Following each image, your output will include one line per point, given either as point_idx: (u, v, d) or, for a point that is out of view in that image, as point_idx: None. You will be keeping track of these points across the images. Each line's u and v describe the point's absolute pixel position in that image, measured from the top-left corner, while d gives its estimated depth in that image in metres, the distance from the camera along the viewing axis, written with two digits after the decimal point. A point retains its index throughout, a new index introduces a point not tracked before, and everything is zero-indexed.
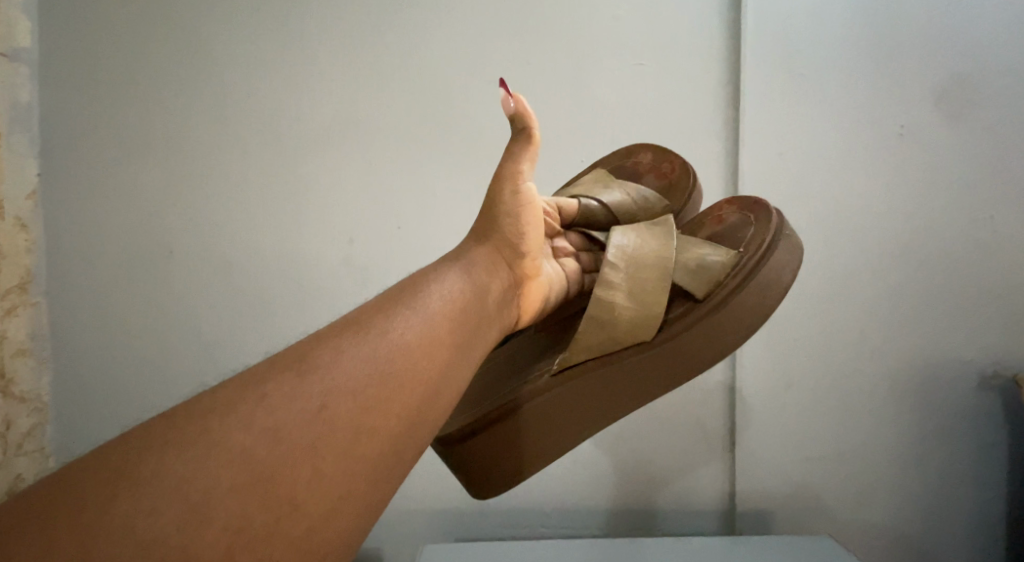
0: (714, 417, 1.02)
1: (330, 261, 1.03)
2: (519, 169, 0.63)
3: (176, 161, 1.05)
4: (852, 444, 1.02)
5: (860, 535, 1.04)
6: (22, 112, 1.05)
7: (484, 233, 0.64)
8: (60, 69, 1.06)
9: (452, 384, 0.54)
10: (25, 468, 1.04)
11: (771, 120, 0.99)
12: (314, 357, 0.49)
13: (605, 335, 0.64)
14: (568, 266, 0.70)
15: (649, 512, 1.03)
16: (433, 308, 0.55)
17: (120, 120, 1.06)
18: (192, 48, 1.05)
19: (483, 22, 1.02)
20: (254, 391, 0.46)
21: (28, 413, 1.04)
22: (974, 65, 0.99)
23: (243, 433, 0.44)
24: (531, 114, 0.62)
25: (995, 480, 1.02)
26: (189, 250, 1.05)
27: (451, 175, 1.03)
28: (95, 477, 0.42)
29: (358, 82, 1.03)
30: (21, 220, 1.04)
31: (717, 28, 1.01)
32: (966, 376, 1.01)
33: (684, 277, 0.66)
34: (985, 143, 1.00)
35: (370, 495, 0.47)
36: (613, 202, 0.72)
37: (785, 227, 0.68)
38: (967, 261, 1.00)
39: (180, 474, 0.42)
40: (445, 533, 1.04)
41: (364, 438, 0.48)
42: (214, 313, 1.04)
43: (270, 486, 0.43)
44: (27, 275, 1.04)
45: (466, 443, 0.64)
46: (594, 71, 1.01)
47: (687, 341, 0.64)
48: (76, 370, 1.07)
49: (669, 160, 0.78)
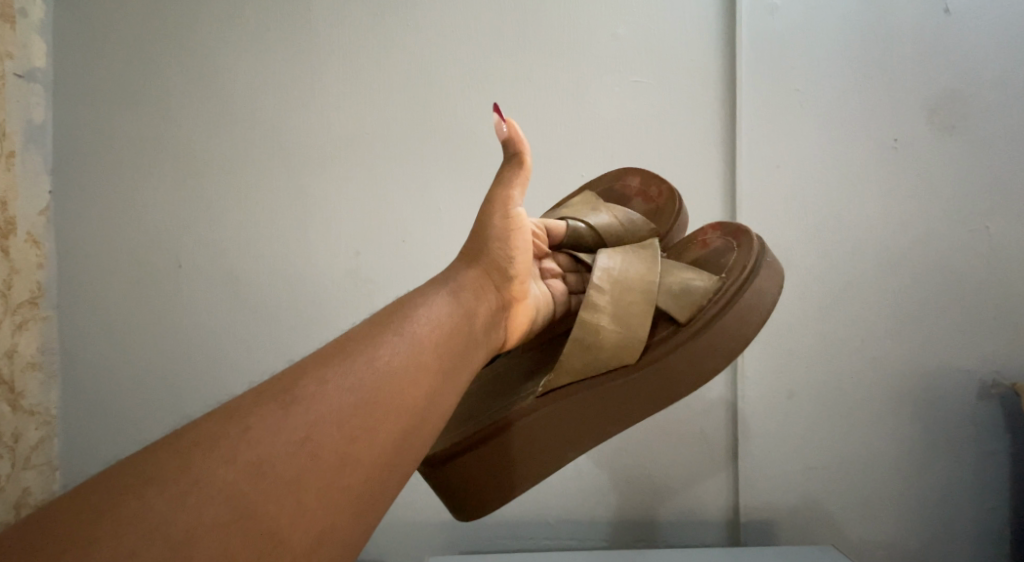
0: (716, 429, 1.03)
1: (332, 274, 1.05)
2: (509, 194, 0.64)
3: (183, 179, 1.08)
4: (854, 456, 1.02)
5: (864, 548, 1.03)
6: (36, 131, 1.08)
7: (474, 257, 0.65)
8: (73, 91, 1.09)
9: (438, 409, 0.56)
10: (32, 482, 1.06)
11: (769, 134, 1.00)
12: (299, 387, 0.50)
13: (589, 358, 0.65)
14: (554, 287, 0.71)
15: (651, 524, 1.04)
16: (419, 334, 0.57)
17: (129, 134, 1.09)
18: (201, 67, 1.07)
19: (484, 39, 1.04)
20: (238, 424, 0.48)
21: (37, 426, 1.07)
22: (973, 77, 0.99)
23: (224, 469, 0.46)
24: (524, 141, 0.64)
25: (998, 489, 1.01)
26: (198, 264, 1.07)
27: (450, 190, 1.04)
28: (76, 518, 0.43)
29: (358, 101, 1.05)
30: (33, 236, 1.06)
31: (714, 46, 1.01)
32: (966, 386, 1.01)
33: (668, 301, 0.67)
34: (983, 155, 0.99)
35: (354, 526, 0.48)
36: (600, 225, 0.73)
37: (768, 253, 0.68)
38: (968, 270, 1.00)
39: (161, 513, 0.43)
40: (446, 545, 1.06)
41: (348, 469, 0.49)
42: (218, 325, 1.06)
43: (253, 522, 0.45)
44: (38, 289, 1.07)
45: (449, 464, 0.65)
46: (593, 86, 1.02)
47: (672, 366, 0.64)
48: (84, 384, 1.09)
49: (656, 185, 0.79)
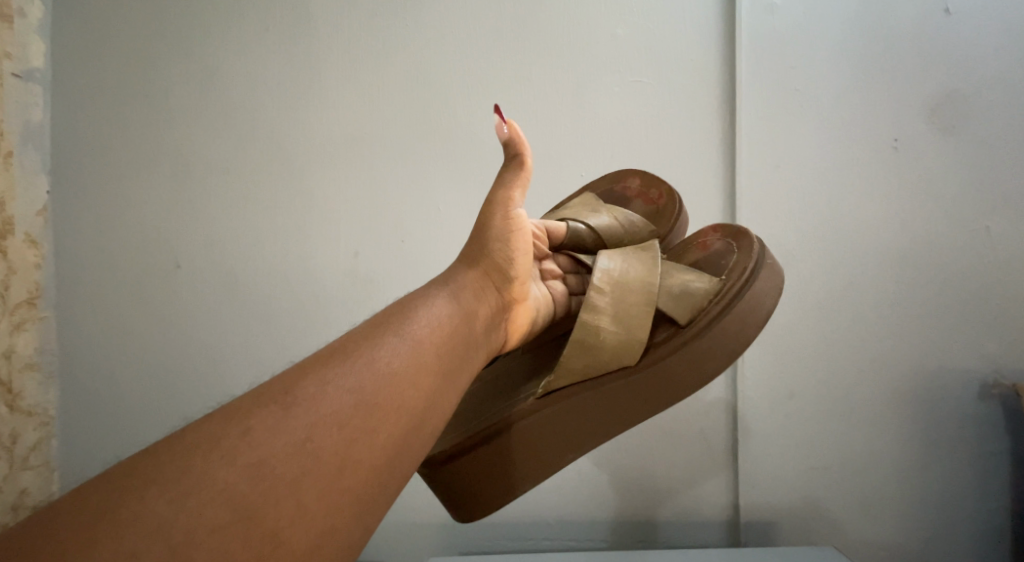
0: (716, 430, 1.03)
1: (332, 273, 1.05)
2: (509, 196, 0.64)
3: (182, 180, 1.07)
4: (854, 456, 1.02)
5: (864, 549, 1.03)
6: (35, 131, 1.08)
7: (474, 258, 0.65)
8: (72, 91, 1.09)
9: (438, 411, 0.56)
10: (30, 483, 1.06)
11: (769, 135, 1.00)
12: (300, 388, 0.50)
13: (589, 359, 0.65)
14: (554, 288, 0.71)
15: (652, 525, 1.04)
16: (420, 335, 0.57)
17: (128, 134, 1.09)
18: (201, 66, 1.07)
19: (484, 38, 1.04)
20: (239, 425, 0.48)
21: (35, 427, 1.07)
22: (972, 77, 0.99)
23: (224, 471, 0.45)
24: (524, 142, 0.65)
25: (998, 490, 1.01)
26: (197, 264, 1.07)
27: (450, 190, 1.04)
28: (76, 520, 0.43)
29: (358, 100, 1.05)
30: (31, 236, 1.06)
31: (714, 46, 1.02)
32: (966, 387, 1.01)
33: (668, 302, 0.67)
34: (983, 155, 1.00)
35: (354, 527, 0.48)
36: (600, 226, 0.73)
37: (768, 255, 0.68)
38: (968, 271, 1.00)
39: (161, 515, 0.43)
40: (446, 546, 1.06)
41: (348, 471, 0.49)
42: (217, 325, 1.06)
43: (253, 524, 0.44)
44: (36, 290, 1.07)
45: (448, 465, 0.65)
46: (594, 87, 1.02)
47: (672, 368, 0.64)
48: (82, 384, 1.09)
49: (656, 187, 0.79)
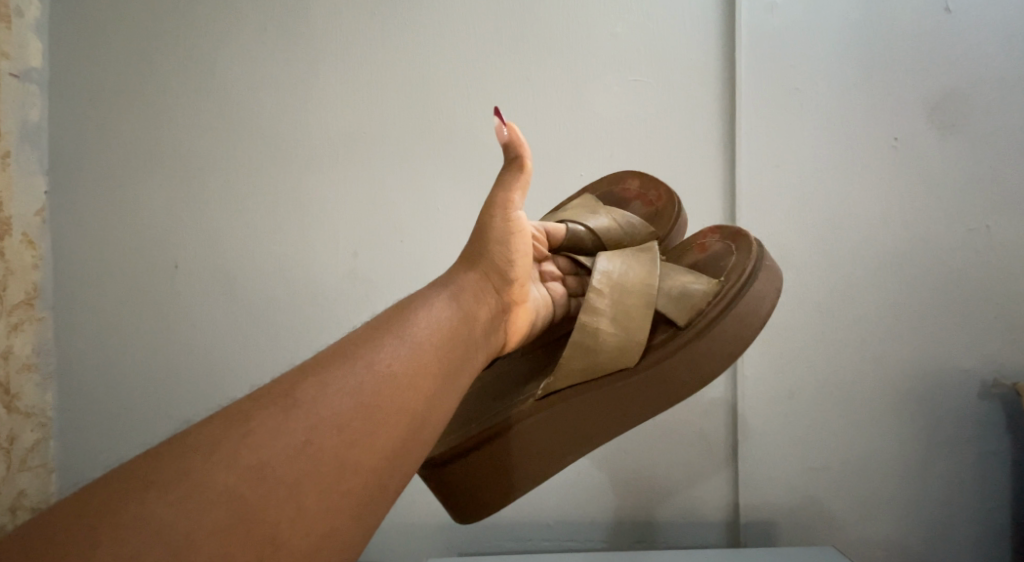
0: (715, 430, 1.03)
1: (332, 273, 1.05)
2: (509, 198, 0.64)
3: (180, 180, 1.07)
4: (854, 456, 1.02)
5: (863, 548, 1.04)
6: (33, 130, 1.08)
7: (473, 260, 0.65)
8: (70, 90, 1.09)
9: (438, 412, 0.56)
10: (28, 484, 1.06)
11: (768, 134, 1.00)
12: (300, 390, 0.50)
13: (589, 362, 0.65)
14: (553, 290, 0.72)
15: (652, 525, 1.04)
16: (420, 337, 0.57)
17: (125, 134, 1.08)
18: (199, 66, 1.07)
19: (483, 38, 1.04)
20: (239, 428, 0.48)
21: (33, 428, 1.06)
22: (972, 76, 1.00)
23: (224, 473, 0.45)
24: (524, 144, 0.64)
25: (998, 489, 1.01)
26: (195, 264, 1.07)
27: (450, 190, 1.04)
28: (77, 522, 0.43)
29: (358, 99, 1.05)
30: (29, 237, 1.06)
31: (714, 45, 1.02)
32: (966, 386, 1.01)
33: (667, 304, 0.67)
34: (983, 154, 1.00)
35: (354, 529, 0.48)
36: (600, 227, 0.73)
37: (766, 257, 0.69)
38: (967, 270, 1.00)
39: (162, 517, 0.43)
40: (447, 546, 1.06)
41: (348, 473, 0.49)
42: (216, 326, 1.06)
43: (253, 526, 0.44)
44: (33, 290, 1.06)
45: (448, 466, 0.65)
46: (593, 86, 1.03)
47: (671, 369, 0.65)
48: (81, 385, 1.09)
49: (655, 188, 0.79)
